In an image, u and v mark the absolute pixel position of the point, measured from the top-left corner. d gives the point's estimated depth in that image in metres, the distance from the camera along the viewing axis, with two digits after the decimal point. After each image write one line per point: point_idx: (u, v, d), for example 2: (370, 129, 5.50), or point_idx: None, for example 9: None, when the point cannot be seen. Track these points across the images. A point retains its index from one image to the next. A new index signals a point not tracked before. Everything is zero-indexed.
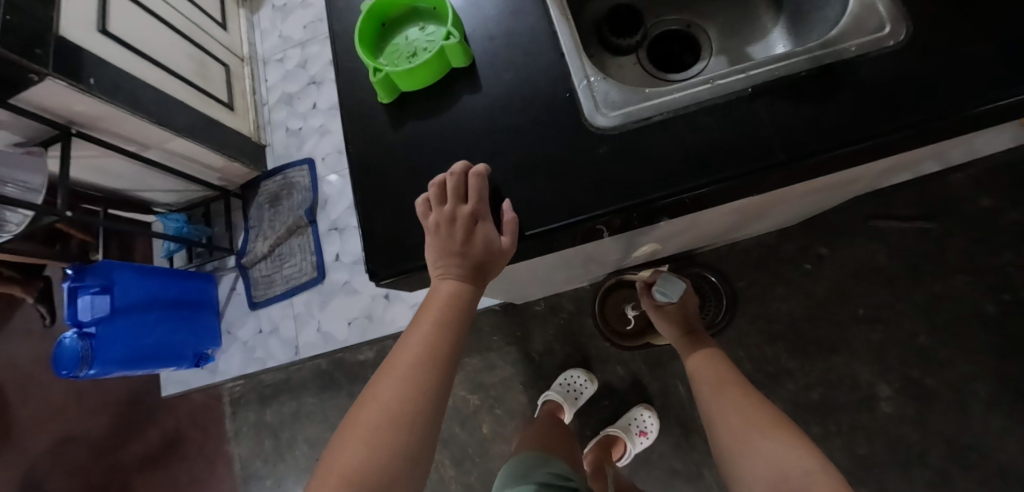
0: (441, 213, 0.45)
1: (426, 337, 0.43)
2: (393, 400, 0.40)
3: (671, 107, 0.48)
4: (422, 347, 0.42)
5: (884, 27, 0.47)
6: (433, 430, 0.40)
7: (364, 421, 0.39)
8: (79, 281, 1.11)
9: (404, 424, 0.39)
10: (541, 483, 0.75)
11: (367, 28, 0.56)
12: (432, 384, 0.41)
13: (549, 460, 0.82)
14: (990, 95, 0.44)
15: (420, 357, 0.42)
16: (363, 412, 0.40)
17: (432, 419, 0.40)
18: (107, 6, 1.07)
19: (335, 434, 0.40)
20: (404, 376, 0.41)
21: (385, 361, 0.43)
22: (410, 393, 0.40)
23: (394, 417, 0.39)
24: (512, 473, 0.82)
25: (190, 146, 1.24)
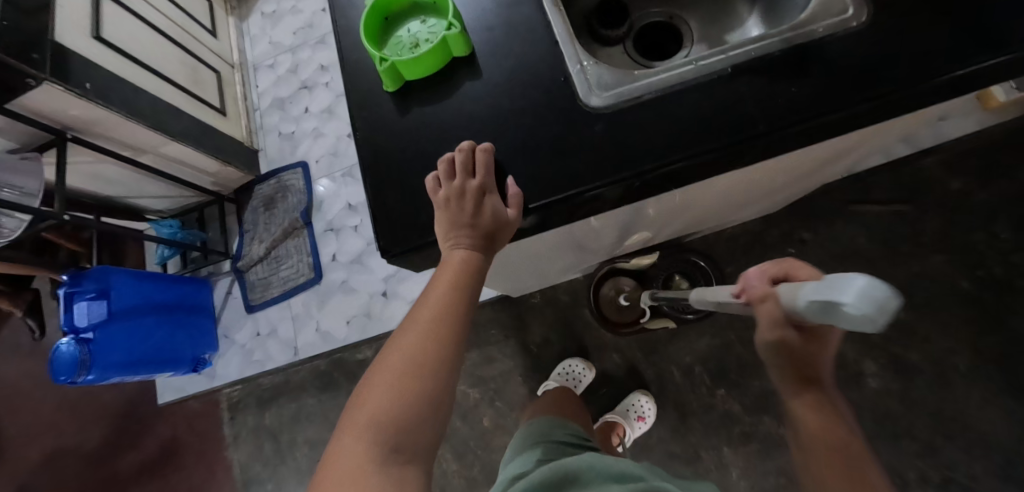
0: (450, 188, 0.48)
1: (442, 300, 0.45)
2: (413, 355, 0.42)
3: (659, 87, 0.52)
4: (438, 309, 0.45)
5: (848, 9, 0.51)
6: (451, 381, 0.43)
7: (385, 374, 0.42)
8: (76, 287, 1.11)
9: (425, 376, 0.41)
10: (558, 441, 0.78)
11: (371, 22, 0.59)
12: (448, 339, 0.44)
13: (568, 423, 0.85)
14: (943, 69, 0.49)
15: (437, 316, 0.44)
16: (384, 367, 0.42)
17: (450, 373, 0.43)
18: (100, 13, 1.08)
19: (359, 385, 0.43)
20: (423, 332, 0.43)
21: (404, 320, 0.46)
22: (428, 349, 0.43)
23: (415, 370, 0.41)
24: (527, 433, 0.84)
25: (184, 150, 1.24)
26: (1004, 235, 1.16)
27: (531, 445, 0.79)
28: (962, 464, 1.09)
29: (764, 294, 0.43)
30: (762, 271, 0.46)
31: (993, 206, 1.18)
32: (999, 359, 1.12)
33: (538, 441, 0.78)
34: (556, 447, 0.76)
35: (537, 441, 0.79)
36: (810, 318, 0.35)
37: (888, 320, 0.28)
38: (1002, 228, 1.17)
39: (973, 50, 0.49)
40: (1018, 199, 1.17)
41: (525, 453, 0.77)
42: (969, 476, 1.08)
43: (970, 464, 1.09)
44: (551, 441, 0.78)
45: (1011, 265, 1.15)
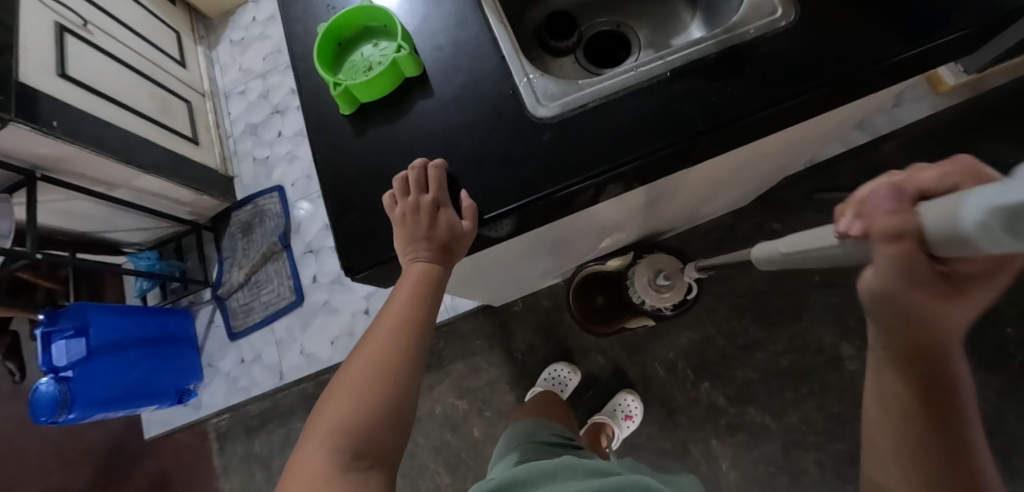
0: (406, 204, 0.49)
1: (404, 309, 0.47)
2: (374, 364, 0.44)
3: (601, 94, 0.54)
4: (400, 320, 0.47)
5: (776, 11, 0.54)
6: (413, 388, 0.45)
7: (347, 384, 0.43)
8: (52, 326, 1.10)
9: (388, 382, 0.43)
10: (541, 442, 0.79)
11: (324, 47, 0.60)
12: (410, 348, 0.46)
13: (553, 423, 0.85)
14: (869, 62, 0.52)
15: (398, 326, 0.46)
16: (347, 376, 0.44)
17: (412, 380, 0.45)
18: (64, 50, 1.09)
19: (323, 395, 0.44)
20: (384, 342, 0.45)
21: (367, 332, 0.48)
22: (390, 358, 0.44)
23: (376, 378, 0.43)
24: (512, 434, 0.85)
25: (157, 182, 1.25)
26: None
27: (516, 446, 0.80)
28: None
29: (902, 227, 0.26)
30: (886, 184, 0.28)
31: None
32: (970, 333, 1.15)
33: (520, 443, 0.80)
34: (538, 447, 0.77)
35: (519, 442, 0.80)
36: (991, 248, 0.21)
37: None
38: None
39: (898, 41, 0.52)
40: None
41: (510, 454, 0.78)
42: None
43: None
44: (535, 441, 0.79)
45: None
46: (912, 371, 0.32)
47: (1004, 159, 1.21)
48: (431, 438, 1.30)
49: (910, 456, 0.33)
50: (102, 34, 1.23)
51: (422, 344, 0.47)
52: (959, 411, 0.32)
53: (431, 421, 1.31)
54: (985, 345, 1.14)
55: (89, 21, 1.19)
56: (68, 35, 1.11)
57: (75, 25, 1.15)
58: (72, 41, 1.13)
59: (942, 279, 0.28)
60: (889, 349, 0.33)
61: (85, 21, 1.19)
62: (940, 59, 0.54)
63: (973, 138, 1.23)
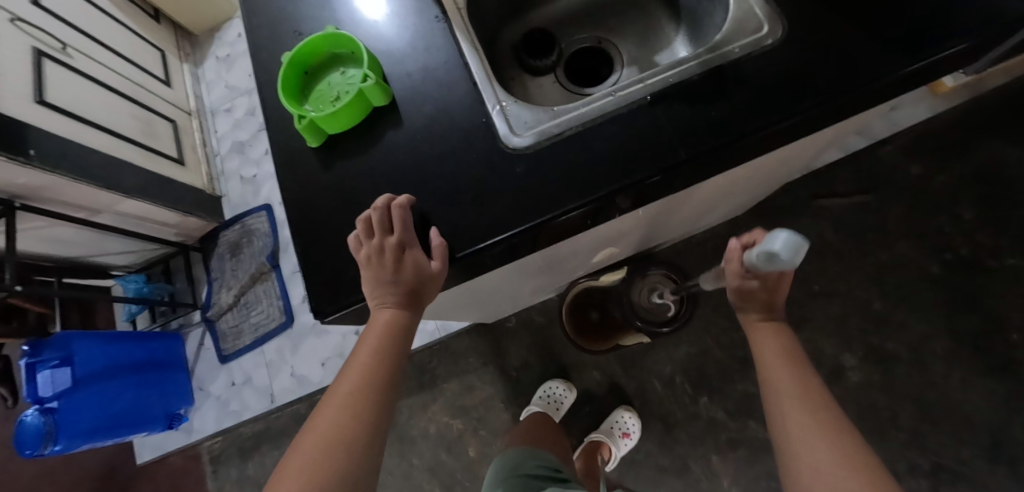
0: (371, 246, 0.47)
1: (368, 361, 0.47)
2: (338, 420, 0.44)
3: (578, 122, 0.51)
4: (365, 371, 0.47)
5: (762, 28, 0.51)
6: (374, 448, 0.45)
7: (311, 441, 0.44)
8: (37, 357, 1.08)
9: (347, 444, 0.43)
10: (525, 475, 0.76)
11: (290, 77, 0.58)
12: (372, 407, 0.45)
13: (541, 453, 0.83)
14: (863, 80, 0.48)
15: (361, 384, 0.46)
16: (311, 433, 0.44)
17: (373, 440, 0.45)
18: (42, 75, 1.07)
19: (282, 458, 0.44)
20: (346, 401, 0.45)
21: (330, 388, 0.47)
22: (354, 413, 0.45)
23: (340, 434, 0.44)
24: (497, 469, 0.82)
25: (142, 206, 1.23)
26: (968, 215, 1.17)
27: (500, 481, 0.77)
28: (953, 450, 1.08)
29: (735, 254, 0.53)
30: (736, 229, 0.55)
31: (954, 188, 1.19)
32: (976, 340, 1.11)
33: (504, 478, 0.77)
34: (521, 482, 0.74)
35: (504, 477, 0.77)
36: (764, 269, 0.48)
37: (802, 256, 0.44)
38: (965, 209, 1.17)
39: (893, 57, 0.48)
40: (977, 179, 1.18)
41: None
42: (960, 462, 1.07)
43: (958, 449, 1.07)
44: (520, 475, 0.76)
45: (978, 245, 1.15)
46: (769, 330, 0.55)
47: (1005, 160, 1.18)
48: (426, 459, 1.28)
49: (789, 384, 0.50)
50: (82, 56, 1.21)
51: (388, 395, 0.47)
52: (802, 360, 0.53)
53: (426, 441, 1.29)
54: (992, 352, 1.10)
55: (68, 44, 1.18)
56: (46, 59, 1.09)
57: (54, 49, 1.13)
58: (51, 65, 1.10)
59: (761, 282, 0.53)
60: (755, 320, 0.56)
61: (65, 45, 1.17)
62: (939, 72, 0.51)
63: (974, 139, 1.20)
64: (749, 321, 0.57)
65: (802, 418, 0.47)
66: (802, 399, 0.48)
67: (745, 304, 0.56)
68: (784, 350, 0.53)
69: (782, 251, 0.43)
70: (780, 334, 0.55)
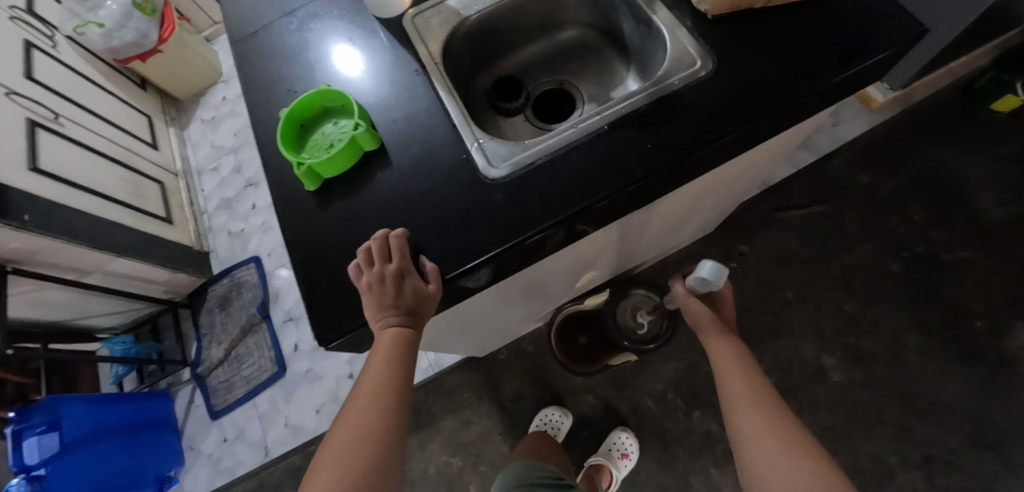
0: (371, 274, 0.51)
1: (378, 378, 0.51)
2: (356, 436, 0.49)
3: (547, 151, 0.58)
4: (376, 387, 0.51)
5: (695, 62, 0.60)
6: (396, 449, 0.50)
7: (337, 447, 0.49)
8: (24, 423, 1.05)
9: (371, 449, 0.48)
10: (531, 485, 0.78)
11: (287, 129, 0.63)
12: (391, 414, 0.50)
13: (545, 464, 0.83)
14: (787, 98, 0.56)
15: (377, 395, 0.50)
16: (332, 447, 0.49)
17: (395, 442, 0.50)
18: (36, 144, 1.11)
19: (312, 464, 0.49)
20: (364, 411, 0.50)
21: (347, 399, 0.52)
22: (370, 427, 0.49)
23: (359, 447, 0.48)
24: (500, 483, 0.83)
25: (133, 265, 1.25)
26: (918, 216, 1.27)
27: None
28: (939, 439, 1.12)
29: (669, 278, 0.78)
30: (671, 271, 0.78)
31: (902, 193, 1.29)
32: (942, 331, 1.18)
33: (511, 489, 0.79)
34: None
35: (511, 487, 0.79)
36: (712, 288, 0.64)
37: (723, 280, 0.64)
38: (914, 211, 1.27)
39: (812, 77, 0.57)
40: (920, 183, 1.29)
41: None
42: (948, 450, 1.11)
43: (945, 439, 1.11)
44: (525, 486, 0.77)
45: (931, 243, 1.24)
46: (723, 341, 0.63)
47: (942, 164, 1.30)
48: None
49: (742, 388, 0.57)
50: (73, 125, 1.26)
51: (399, 408, 0.51)
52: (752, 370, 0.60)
53: (426, 482, 1.27)
54: (958, 340, 1.17)
55: (59, 114, 1.22)
56: (39, 129, 1.14)
57: (46, 119, 1.18)
58: (43, 134, 1.15)
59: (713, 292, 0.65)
60: (712, 337, 0.64)
61: (57, 115, 1.22)
62: (855, 86, 0.59)
63: (911, 148, 1.32)
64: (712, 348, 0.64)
65: (739, 389, 0.57)
66: (748, 381, 0.58)
67: (707, 332, 0.65)
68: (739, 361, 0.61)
69: (708, 276, 0.63)
70: (726, 340, 0.63)
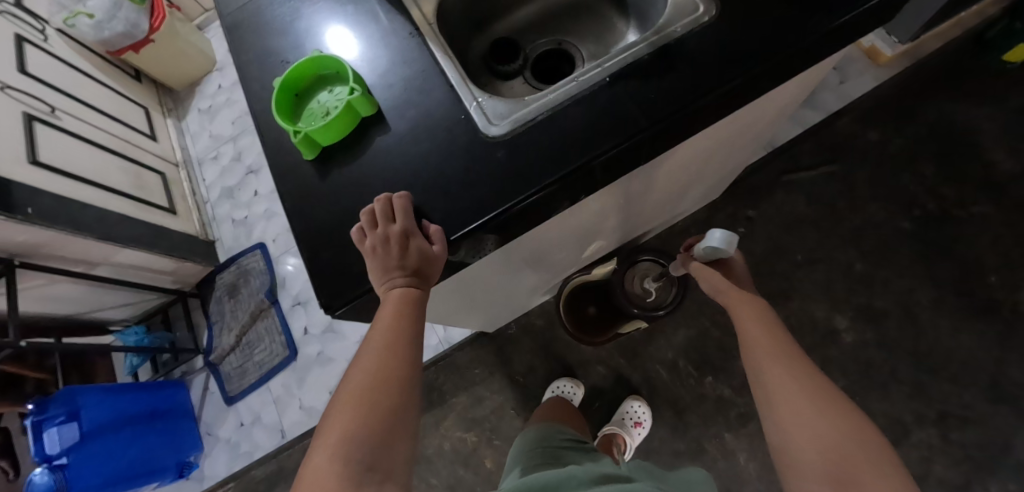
0: (375, 236, 0.52)
1: (391, 326, 0.49)
2: (370, 384, 0.47)
3: (546, 107, 0.57)
4: (387, 336, 0.49)
5: (698, 8, 0.57)
6: (409, 411, 0.47)
7: (345, 412, 0.45)
8: (42, 414, 1.05)
9: (384, 409, 0.46)
10: (554, 447, 0.75)
11: (282, 99, 0.62)
12: (400, 375, 0.48)
13: (564, 428, 0.82)
14: (791, 41, 0.55)
15: (383, 356, 0.48)
16: (346, 394, 0.47)
17: (408, 404, 0.47)
18: (34, 138, 1.10)
19: (316, 433, 0.46)
20: (372, 374, 0.47)
21: (350, 367, 0.49)
22: (385, 373, 0.48)
23: (373, 397, 0.46)
24: (522, 442, 0.80)
25: (139, 255, 1.25)
26: (929, 172, 1.24)
27: (527, 451, 0.76)
28: (955, 395, 1.11)
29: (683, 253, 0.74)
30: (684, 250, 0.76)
31: (912, 148, 1.26)
32: (956, 286, 1.17)
33: (531, 449, 0.75)
34: (551, 451, 0.73)
35: (531, 448, 0.76)
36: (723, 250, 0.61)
37: (732, 242, 0.61)
38: (925, 167, 1.24)
39: (814, 20, 0.55)
40: (931, 137, 1.26)
41: (522, 460, 0.74)
42: (964, 406, 1.10)
43: (960, 395, 1.10)
44: (548, 446, 0.75)
45: (943, 199, 1.22)
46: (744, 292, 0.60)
47: (953, 117, 1.26)
48: (444, 478, 1.27)
49: (766, 335, 0.52)
50: (69, 117, 1.25)
51: (413, 359, 0.50)
52: (777, 324, 0.55)
53: (442, 459, 1.28)
54: (973, 295, 1.15)
55: (56, 107, 1.22)
56: (36, 122, 1.13)
57: (42, 113, 1.17)
58: (42, 128, 1.14)
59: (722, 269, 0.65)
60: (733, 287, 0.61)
61: (53, 108, 1.21)
62: (861, 27, 0.57)
63: (920, 102, 1.29)
64: (733, 304, 0.59)
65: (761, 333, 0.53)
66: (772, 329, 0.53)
67: (722, 289, 0.62)
68: (758, 309, 0.57)
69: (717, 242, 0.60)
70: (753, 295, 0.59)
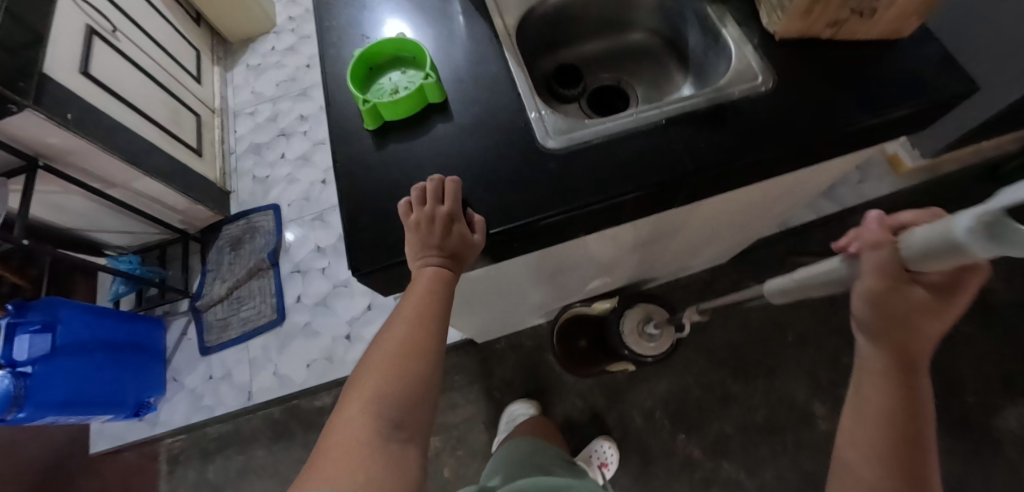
0: (421, 213, 0.54)
1: (423, 301, 0.50)
2: (398, 352, 0.48)
3: (602, 133, 0.60)
4: (419, 308, 0.50)
5: (758, 77, 0.62)
6: (433, 381, 0.49)
7: (372, 375, 0.47)
8: (19, 318, 1.04)
9: (410, 376, 0.47)
10: (545, 463, 0.77)
11: (358, 70, 0.66)
12: (427, 346, 0.49)
13: (552, 446, 0.83)
14: (838, 125, 0.59)
15: (412, 327, 0.50)
16: (374, 359, 0.49)
17: (432, 374, 0.49)
18: (89, 50, 1.13)
19: (344, 390, 0.48)
20: (399, 342, 0.49)
21: (379, 334, 0.51)
22: (415, 340, 0.49)
23: (401, 362, 0.48)
24: (512, 451, 0.81)
25: (157, 186, 1.26)
26: None
27: (519, 460, 0.77)
28: None
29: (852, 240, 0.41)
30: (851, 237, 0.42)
31: None
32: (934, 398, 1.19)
33: (522, 460, 0.77)
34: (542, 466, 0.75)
35: (523, 458, 0.77)
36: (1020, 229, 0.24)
37: None
38: None
39: (860, 110, 0.59)
40: None
41: (514, 467, 0.76)
42: None
43: None
44: (540, 462, 0.76)
45: None
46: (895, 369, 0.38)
47: None
48: None
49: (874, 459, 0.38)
50: (126, 40, 1.27)
51: (440, 333, 0.51)
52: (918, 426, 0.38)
53: None
54: (948, 410, 1.18)
55: (117, 28, 1.25)
56: (95, 38, 1.16)
57: (104, 30, 1.20)
58: (99, 43, 1.17)
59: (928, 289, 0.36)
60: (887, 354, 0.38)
61: (115, 28, 1.24)
62: (902, 127, 0.61)
63: None
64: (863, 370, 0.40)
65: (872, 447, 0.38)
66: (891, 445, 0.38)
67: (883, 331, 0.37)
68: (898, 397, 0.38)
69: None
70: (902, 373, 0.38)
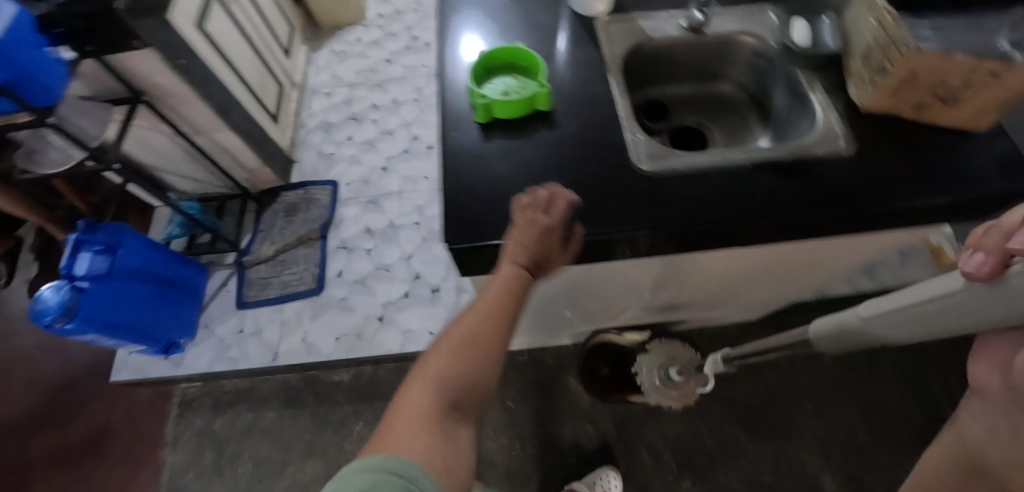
0: (522, 215, 0.57)
1: (500, 298, 0.54)
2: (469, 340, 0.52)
3: (693, 165, 0.66)
4: (495, 304, 0.54)
5: (841, 141, 0.67)
6: (494, 373, 0.53)
7: (442, 354, 0.52)
8: (87, 236, 1.09)
9: (474, 364, 0.51)
10: None
11: (477, 71, 0.72)
12: (494, 341, 0.53)
13: None
14: (914, 197, 0.63)
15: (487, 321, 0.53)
16: (446, 340, 0.54)
17: (494, 367, 0.53)
18: (209, 7, 1.22)
19: (417, 361, 0.54)
20: (472, 331, 0.53)
21: (456, 318, 0.55)
22: (485, 333, 0.52)
23: (469, 350, 0.52)
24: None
25: (235, 141, 1.33)
26: (953, 380, 1.29)
27: None
28: None
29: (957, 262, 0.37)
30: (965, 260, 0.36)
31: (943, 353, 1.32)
32: None
33: None
34: None
35: None
36: None
37: None
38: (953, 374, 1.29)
39: (934, 188, 0.63)
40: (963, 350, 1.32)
41: None
42: None
43: None
44: None
45: None
46: None
47: None
48: None
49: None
50: (239, 6, 1.37)
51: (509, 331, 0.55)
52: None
53: None
54: None
55: None
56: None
57: None
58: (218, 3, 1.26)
59: None
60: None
61: None
62: (976, 212, 0.65)
63: None
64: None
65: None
66: None
67: None
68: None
69: None
70: None
